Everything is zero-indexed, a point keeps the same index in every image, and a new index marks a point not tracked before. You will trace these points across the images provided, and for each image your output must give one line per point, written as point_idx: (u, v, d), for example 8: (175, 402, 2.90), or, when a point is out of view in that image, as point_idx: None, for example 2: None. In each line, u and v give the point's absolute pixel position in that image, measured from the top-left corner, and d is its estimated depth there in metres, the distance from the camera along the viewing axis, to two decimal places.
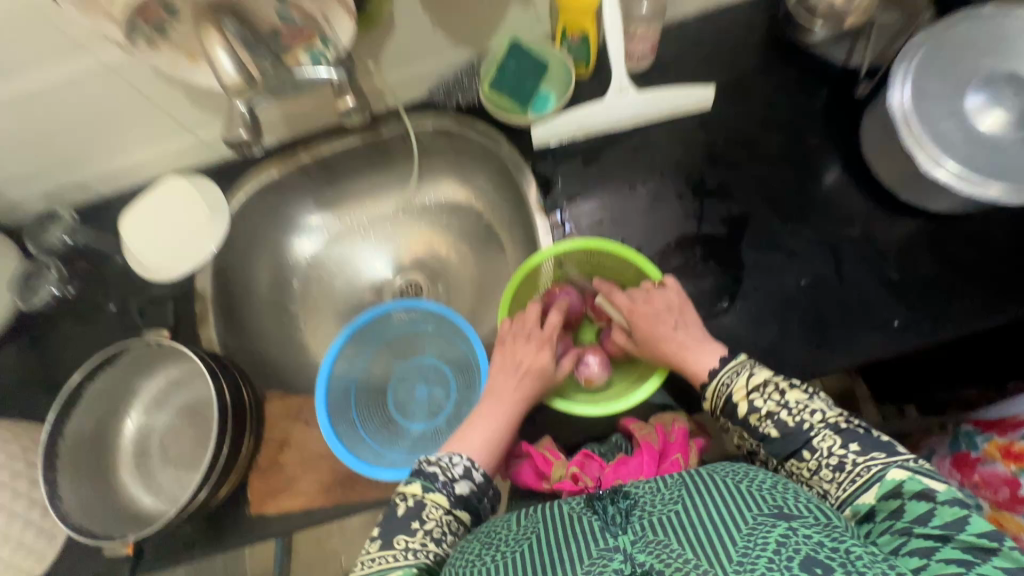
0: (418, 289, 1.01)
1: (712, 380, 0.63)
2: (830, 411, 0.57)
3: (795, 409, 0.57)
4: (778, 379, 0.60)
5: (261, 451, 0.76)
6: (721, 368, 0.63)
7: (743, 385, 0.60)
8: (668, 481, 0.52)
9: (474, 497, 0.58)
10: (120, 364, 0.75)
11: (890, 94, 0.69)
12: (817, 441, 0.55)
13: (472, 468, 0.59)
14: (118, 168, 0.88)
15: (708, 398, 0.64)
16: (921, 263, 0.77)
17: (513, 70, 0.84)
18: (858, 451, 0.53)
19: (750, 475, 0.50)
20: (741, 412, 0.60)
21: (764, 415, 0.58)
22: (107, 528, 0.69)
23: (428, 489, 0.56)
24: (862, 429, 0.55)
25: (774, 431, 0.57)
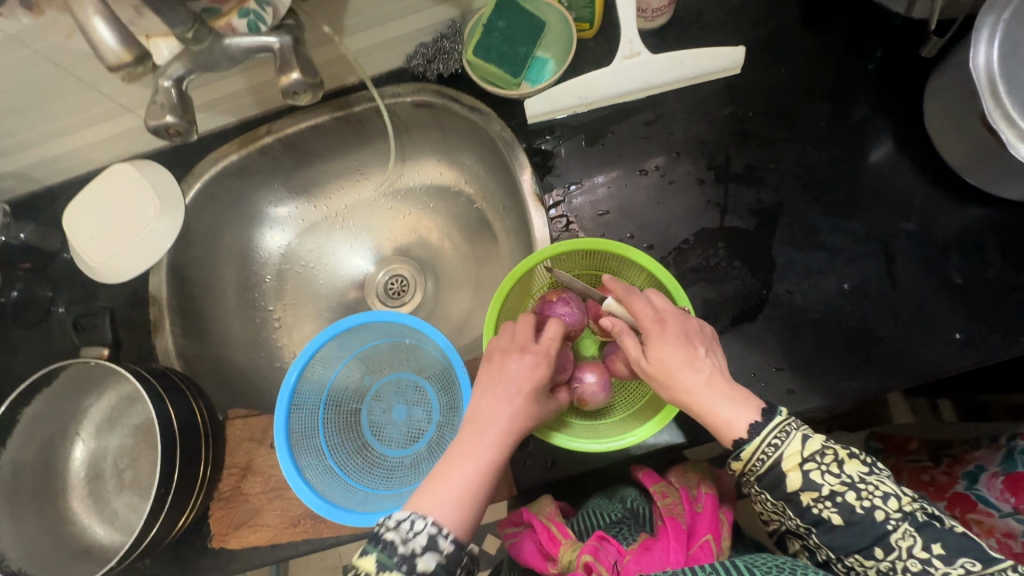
0: (404, 283, 0.89)
1: (754, 440, 0.51)
2: (904, 496, 0.49)
3: (864, 492, 0.48)
4: (836, 446, 0.50)
5: (223, 478, 0.68)
6: (766, 427, 0.51)
7: (796, 452, 0.50)
8: (701, 573, 0.47)
9: (441, 572, 0.47)
10: (59, 385, 0.67)
11: (971, 53, 0.54)
12: (894, 538, 0.48)
13: (438, 535, 0.47)
14: (50, 156, 0.76)
15: (741, 459, 0.51)
16: (990, 263, 0.64)
17: (502, 30, 0.71)
18: (940, 555, 0.47)
19: (795, 573, 0.46)
20: (791, 486, 0.50)
21: (823, 496, 0.49)
22: (53, 568, 0.63)
23: (382, 568, 0.45)
24: (939, 520, 0.48)
25: (838, 517, 0.49)
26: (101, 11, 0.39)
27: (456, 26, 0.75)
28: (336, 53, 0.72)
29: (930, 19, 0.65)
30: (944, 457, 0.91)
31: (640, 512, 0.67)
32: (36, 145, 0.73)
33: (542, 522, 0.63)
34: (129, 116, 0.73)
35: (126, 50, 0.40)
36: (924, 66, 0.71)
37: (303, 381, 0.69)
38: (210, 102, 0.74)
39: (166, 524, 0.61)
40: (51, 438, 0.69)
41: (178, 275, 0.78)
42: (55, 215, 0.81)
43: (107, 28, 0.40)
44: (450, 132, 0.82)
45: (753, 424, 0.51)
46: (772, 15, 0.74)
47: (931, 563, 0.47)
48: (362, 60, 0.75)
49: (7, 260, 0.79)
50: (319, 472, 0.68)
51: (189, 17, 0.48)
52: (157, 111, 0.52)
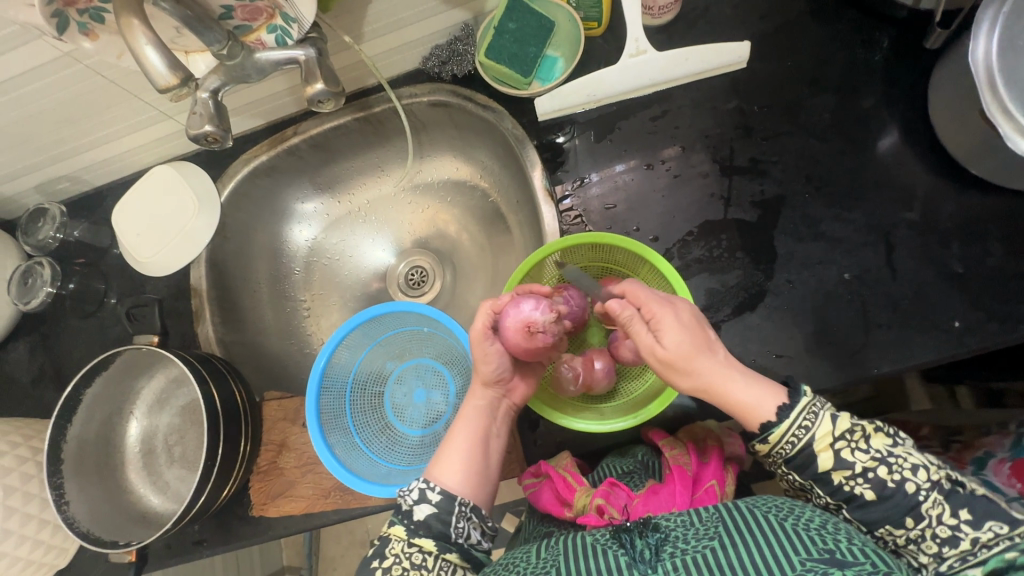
0: (424, 274, 0.94)
1: (784, 422, 0.54)
2: (932, 467, 0.52)
3: (895, 466, 0.51)
4: (864, 423, 0.53)
5: (260, 453, 0.75)
6: (795, 409, 0.54)
7: (827, 432, 0.53)
8: (703, 514, 0.50)
9: (436, 520, 0.56)
10: (114, 368, 0.74)
11: (971, 47, 0.57)
12: (924, 507, 0.50)
13: (427, 489, 0.58)
14: (101, 160, 0.83)
15: (771, 441, 0.54)
16: (993, 251, 0.65)
17: (513, 32, 0.73)
18: (968, 521, 0.49)
19: (794, 512, 0.48)
20: (823, 466, 0.53)
21: (856, 473, 0.52)
22: (116, 531, 0.70)
23: (393, 522, 0.57)
24: (965, 490, 0.51)
25: (870, 493, 0.52)
26: (150, 37, 0.44)
27: (469, 28, 0.79)
28: (357, 58, 0.76)
29: (936, 10, 0.66)
30: (952, 443, 0.90)
31: (650, 464, 0.69)
32: (88, 150, 0.79)
33: (558, 472, 0.67)
34: (169, 121, 0.79)
35: (172, 72, 0.46)
36: (931, 56, 0.71)
37: (332, 364, 0.74)
38: (241, 107, 0.80)
39: (213, 492, 0.68)
40: (109, 416, 0.77)
41: (216, 268, 0.84)
42: (106, 213, 0.88)
43: (156, 53, 0.45)
44: (465, 130, 0.86)
45: (779, 407, 0.55)
46: (778, 9, 0.74)
47: (960, 529, 0.49)
48: (379, 63, 0.79)
49: (65, 255, 0.86)
50: (347, 448, 0.74)
51: (224, 35, 0.53)
52: (197, 121, 0.55)
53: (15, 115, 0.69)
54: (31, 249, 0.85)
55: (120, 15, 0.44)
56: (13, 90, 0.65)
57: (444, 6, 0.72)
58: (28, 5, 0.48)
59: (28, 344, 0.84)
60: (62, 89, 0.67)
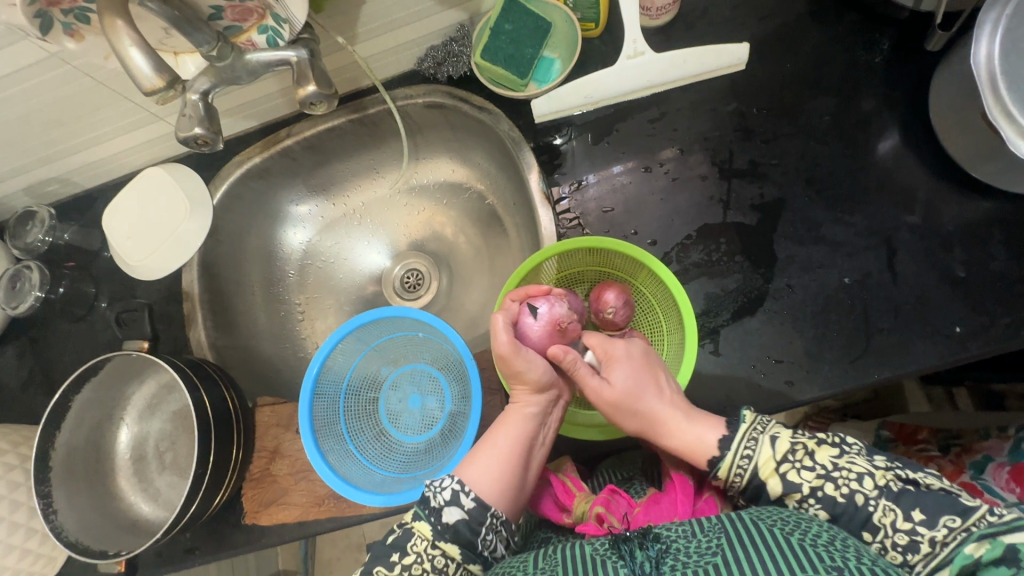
0: (420, 277, 0.93)
1: (727, 455, 0.56)
2: (879, 471, 0.51)
3: (840, 480, 0.51)
4: (803, 437, 0.54)
5: (252, 460, 0.74)
6: (735, 438, 0.56)
7: (769, 457, 0.54)
8: (705, 524, 0.50)
9: (465, 527, 0.56)
10: (104, 374, 0.73)
11: (973, 47, 0.56)
12: (876, 517, 0.50)
13: (461, 492, 0.57)
14: (91, 162, 0.82)
15: (722, 474, 0.56)
16: (993, 256, 0.65)
17: (509, 33, 0.72)
18: (923, 522, 0.48)
19: (801, 526, 0.48)
20: (775, 491, 0.54)
21: (805, 495, 0.52)
22: (106, 539, 0.69)
23: (418, 518, 0.56)
24: (916, 488, 0.50)
25: (824, 513, 0.51)
26: (136, 40, 0.43)
27: (465, 29, 0.78)
28: (350, 59, 0.75)
29: (937, 12, 0.65)
30: (951, 446, 0.88)
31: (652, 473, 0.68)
32: (78, 151, 0.78)
33: (558, 478, 0.66)
34: (161, 122, 0.77)
35: (158, 75, 0.44)
36: (931, 57, 0.70)
37: (325, 370, 0.73)
38: (233, 108, 0.78)
39: (204, 500, 0.67)
40: (99, 422, 0.75)
41: (208, 271, 0.83)
42: (96, 216, 0.86)
43: (142, 56, 0.43)
44: (461, 132, 0.85)
45: (719, 442, 0.57)
46: (778, 10, 0.74)
47: (916, 532, 0.48)
48: (373, 64, 0.78)
49: (54, 259, 0.85)
50: (341, 455, 0.73)
51: (213, 35, 0.52)
52: (187, 123, 0.54)
53: (2, 117, 0.68)
54: (20, 253, 0.84)
55: (103, 17, 0.43)
56: (0, 91, 0.63)
57: (438, 6, 0.71)
58: (11, 5, 0.47)
59: (17, 349, 0.83)
60: (49, 90, 0.65)
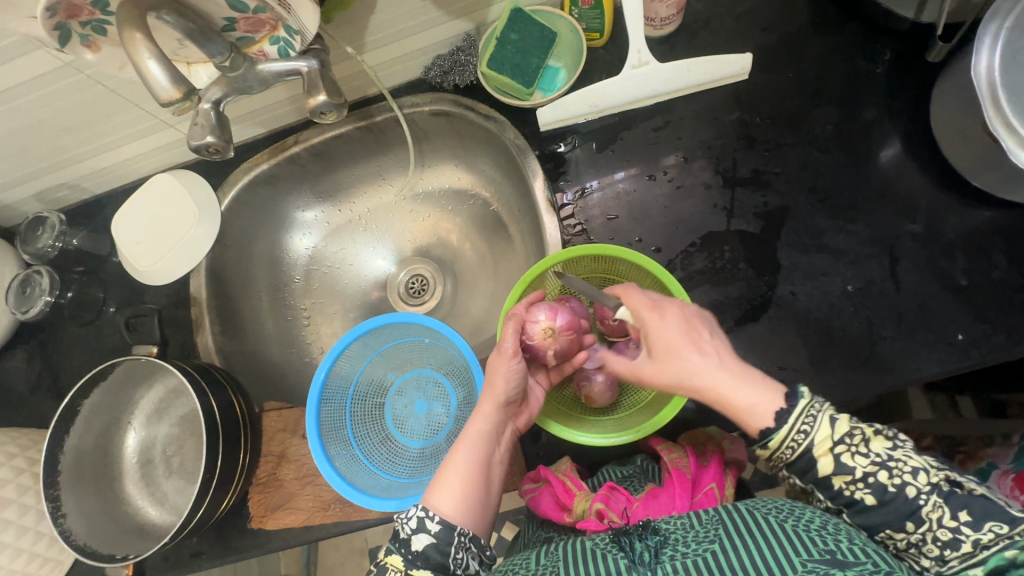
0: (425, 282, 0.94)
1: (782, 428, 0.51)
2: (932, 468, 0.49)
3: (895, 470, 0.48)
4: (864, 424, 0.51)
5: (259, 465, 0.75)
6: (792, 415, 0.51)
7: (826, 436, 0.50)
8: (703, 517, 0.50)
9: (434, 551, 0.53)
10: (113, 379, 0.73)
11: (974, 60, 0.57)
12: (924, 511, 0.48)
13: (426, 517, 0.55)
14: (101, 169, 0.83)
15: (770, 447, 0.52)
16: (995, 265, 0.65)
17: (515, 43, 0.73)
18: (968, 522, 0.46)
19: (795, 513, 0.48)
20: (823, 470, 0.50)
21: (855, 478, 0.49)
22: (114, 543, 0.70)
23: (390, 552, 0.54)
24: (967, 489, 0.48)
25: (870, 498, 0.49)
26: (153, 52, 0.44)
27: (471, 39, 0.79)
28: (358, 68, 0.76)
29: (938, 23, 0.66)
30: (956, 453, 0.90)
31: (651, 469, 0.69)
32: (88, 158, 0.79)
33: (558, 477, 0.66)
34: (171, 130, 0.78)
35: (174, 86, 0.45)
36: (932, 68, 0.71)
37: (332, 376, 0.74)
38: (243, 116, 0.80)
39: (212, 504, 0.67)
40: (107, 427, 0.76)
41: (216, 276, 0.84)
42: (105, 222, 0.87)
43: (159, 67, 0.44)
44: (466, 139, 0.86)
45: (773, 415, 0.52)
46: (780, 21, 0.75)
47: (960, 531, 0.47)
48: (380, 72, 0.79)
49: (64, 264, 0.86)
50: (347, 460, 0.73)
51: (226, 46, 0.54)
52: (199, 131, 0.54)
53: (16, 124, 0.69)
54: (30, 258, 0.85)
55: (122, 30, 0.44)
56: (15, 98, 0.64)
57: (446, 16, 0.72)
58: (31, 17, 0.47)
59: (26, 353, 0.83)
60: (63, 97, 0.66)
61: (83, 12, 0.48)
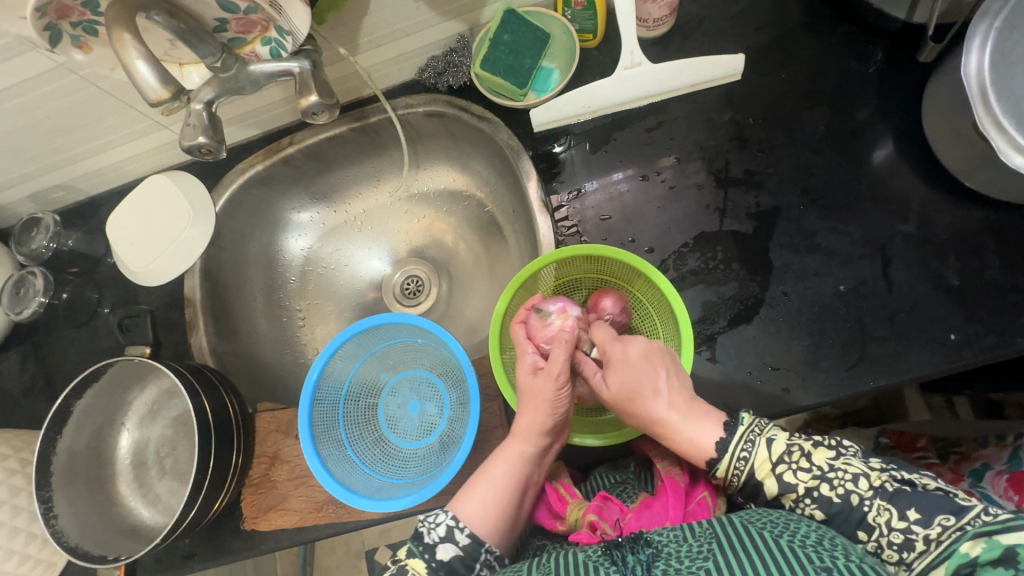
0: (420, 284, 0.94)
1: (725, 456, 0.55)
2: (873, 471, 0.50)
3: (834, 481, 0.50)
4: (800, 440, 0.54)
5: (252, 465, 0.75)
6: (731, 441, 0.55)
7: (766, 458, 0.54)
8: (697, 530, 0.50)
9: (459, 563, 0.54)
10: (106, 380, 0.73)
11: (964, 61, 0.57)
12: (871, 517, 0.49)
13: (455, 527, 0.55)
14: (95, 170, 0.83)
15: (721, 475, 0.56)
16: (987, 265, 0.65)
17: (508, 44, 0.73)
18: (918, 521, 0.47)
19: (790, 527, 0.48)
20: (771, 491, 0.53)
21: (801, 495, 0.52)
22: (106, 544, 0.69)
23: (411, 554, 0.54)
24: (909, 487, 0.49)
25: (819, 512, 0.51)
26: (142, 53, 0.44)
27: (465, 40, 0.79)
28: (352, 69, 0.76)
29: (929, 24, 0.66)
30: (950, 454, 0.89)
31: (644, 476, 0.69)
32: (83, 159, 0.79)
33: (551, 485, 0.66)
34: (165, 130, 0.78)
35: (163, 86, 0.45)
36: (924, 68, 0.71)
37: (325, 377, 0.74)
38: (237, 116, 0.80)
39: (204, 505, 0.67)
40: (101, 428, 0.76)
41: (210, 277, 0.84)
42: (100, 223, 0.88)
43: (148, 67, 0.44)
44: (461, 141, 0.86)
45: (716, 444, 0.56)
46: (773, 22, 0.75)
47: (912, 531, 0.47)
48: (375, 73, 0.79)
49: (59, 265, 0.86)
50: (340, 461, 0.73)
51: (217, 47, 0.53)
52: (191, 132, 0.54)
53: (10, 125, 0.69)
54: (25, 259, 0.85)
55: (111, 31, 0.44)
56: (8, 99, 0.64)
57: (440, 17, 0.73)
58: (20, 18, 0.47)
59: (20, 354, 0.83)
60: (56, 98, 0.67)
61: (74, 12, 0.48)
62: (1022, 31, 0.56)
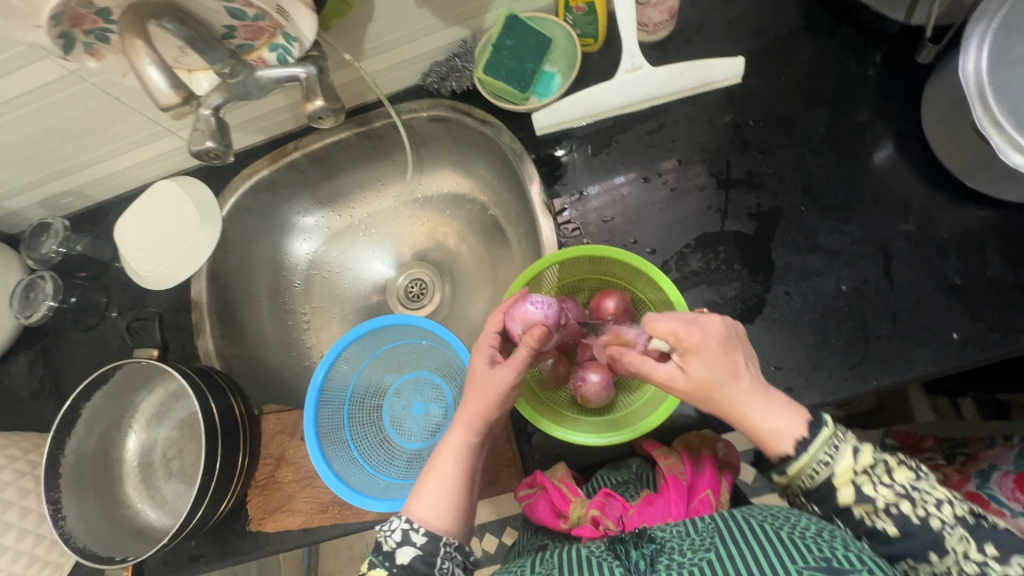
0: (424, 287, 0.95)
1: (804, 455, 0.52)
2: (955, 501, 0.50)
3: (918, 501, 0.49)
4: (885, 456, 0.52)
5: (258, 467, 0.75)
6: (815, 442, 0.52)
7: (848, 466, 0.51)
8: (699, 525, 0.50)
9: (419, 563, 0.53)
10: (114, 382, 0.74)
11: (961, 59, 0.58)
12: (950, 542, 0.48)
13: (410, 529, 0.55)
14: (103, 176, 0.84)
15: (791, 475, 0.53)
16: (990, 263, 0.65)
17: (510, 48, 0.74)
18: (995, 556, 0.48)
19: (790, 521, 0.49)
20: (844, 500, 0.51)
21: (878, 507, 0.50)
22: (114, 545, 0.70)
23: (372, 565, 0.54)
24: (987, 522, 0.50)
25: (893, 528, 0.49)
26: (154, 58, 0.45)
27: (467, 45, 0.80)
28: (357, 75, 0.78)
29: (927, 25, 0.67)
30: (957, 455, 0.87)
31: (645, 475, 0.69)
32: (93, 165, 0.80)
33: (553, 484, 0.66)
34: (173, 137, 0.80)
35: (174, 91, 0.46)
36: (923, 70, 0.72)
37: (330, 378, 0.74)
38: (244, 122, 0.81)
39: (210, 507, 0.67)
40: (109, 430, 0.77)
41: (217, 281, 0.85)
42: (108, 228, 0.89)
43: (159, 72, 0.45)
44: (463, 144, 0.87)
45: (795, 442, 0.52)
46: (772, 25, 0.76)
47: (987, 565, 0.48)
48: (379, 79, 0.80)
49: (67, 270, 0.87)
50: (345, 462, 0.74)
51: (226, 54, 0.54)
52: (199, 137, 0.55)
53: (22, 132, 0.70)
54: (35, 264, 0.86)
55: (124, 38, 0.45)
56: (21, 107, 0.66)
57: (443, 23, 0.74)
58: (36, 26, 0.48)
59: (29, 358, 0.84)
60: (68, 106, 0.68)
61: (88, 21, 0.49)
62: (1018, 31, 0.57)
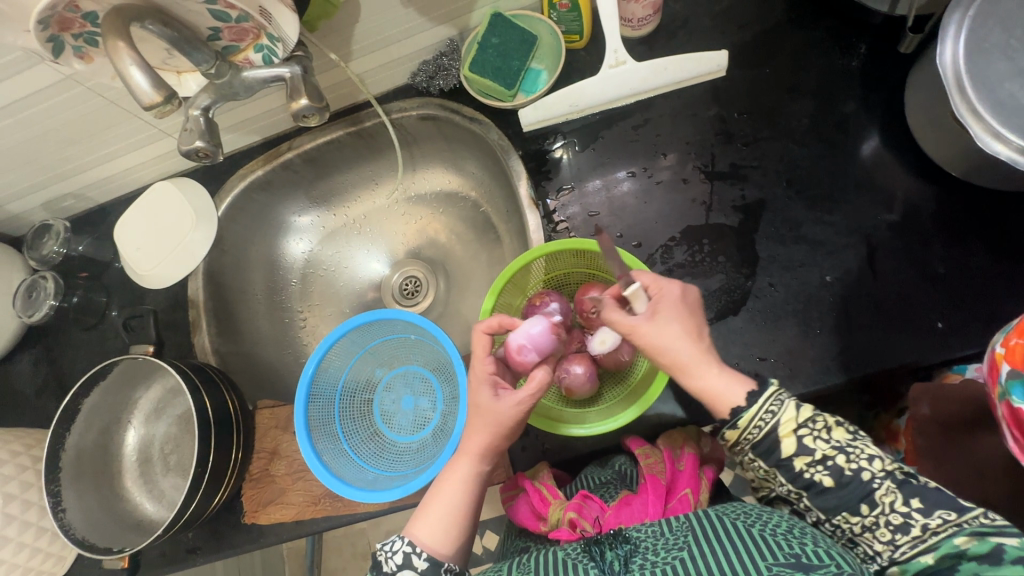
0: (418, 284, 0.96)
1: (753, 406, 0.53)
2: (887, 457, 0.51)
3: (852, 454, 0.51)
4: (825, 414, 0.53)
5: (252, 461, 0.77)
6: (762, 395, 0.53)
7: (790, 418, 0.52)
8: (674, 523, 0.52)
9: None
10: (112, 379, 0.76)
11: (938, 49, 0.57)
12: (878, 495, 0.50)
13: (412, 553, 0.54)
14: (102, 179, 0.86)
15: (741, 425, 0.53)
16: (973, 251, 0.66)
17: (495, 46, 0.75)
18: (920, 509, 0.49)
19: (762, 518, 0.50)
20: (787, 451, 0.52)
21: (815, 460, 0.51)
22: (111, 538, 0.72)
23: None
24: (920, 479, 0.50)
25: (828, 480, 0.51)
26: (136, 60, 0.47)
27: (455, 44, 0.81)
28: (345, 75, 0.79)
29: (908, 16, 0.67)
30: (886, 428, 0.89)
31: (627, 474, 0.69)
32: (92, 168, 0.83)
33: (534, 486, 0.67)
34: (169, 139, 0.82)
35: (156, 91, 0.47)
36: (908, 60, 0.72)
37: (321, 372, 0.76)
38: (236, 124, 0.83)
39: (204, 500, 0.69)
40: (108, 426, 0.79)
41: (213, 280, 0.87)
42: (109, 229, 0.91)
43: (141, 74, 0.47)
44: (454, 142, 0.88)
45: (747, 394, 0.53)
46: (757, 18, 0.76)
47: (911, 516, 0.49)
48: (368, 79, 0.81)
49: (68, 270, 0.89)
50: (335, 455, 0.75)
51: (212, 55, 0.56)
52: (188, 137, 0.57)
53: (21, 137, 0.72)
54: (37, 264, 0.88)
55: (107, 41, 0.47)
56: (20, 111, 0.68)
57: (430, 22, 0.75)
58: (26, 31, 0.50)
59: (32, 357, 0.86)
60: (65, 109, 0.70)
61: (76, 25, 0.50)
62: (992, 19, 0.57)
